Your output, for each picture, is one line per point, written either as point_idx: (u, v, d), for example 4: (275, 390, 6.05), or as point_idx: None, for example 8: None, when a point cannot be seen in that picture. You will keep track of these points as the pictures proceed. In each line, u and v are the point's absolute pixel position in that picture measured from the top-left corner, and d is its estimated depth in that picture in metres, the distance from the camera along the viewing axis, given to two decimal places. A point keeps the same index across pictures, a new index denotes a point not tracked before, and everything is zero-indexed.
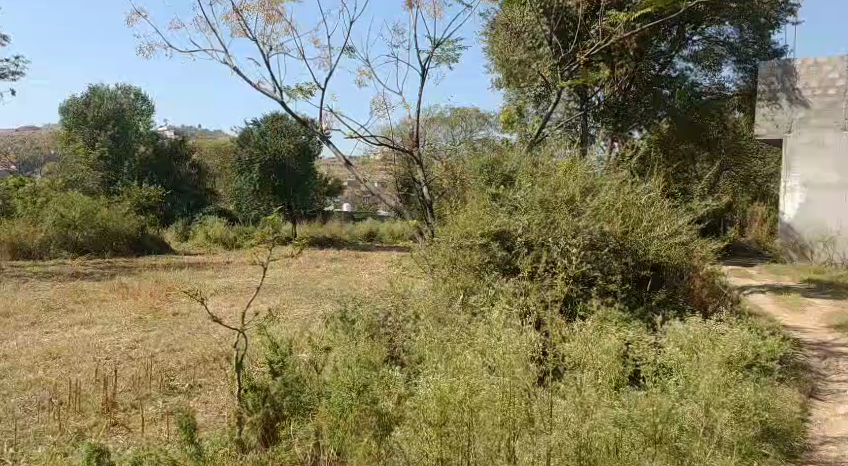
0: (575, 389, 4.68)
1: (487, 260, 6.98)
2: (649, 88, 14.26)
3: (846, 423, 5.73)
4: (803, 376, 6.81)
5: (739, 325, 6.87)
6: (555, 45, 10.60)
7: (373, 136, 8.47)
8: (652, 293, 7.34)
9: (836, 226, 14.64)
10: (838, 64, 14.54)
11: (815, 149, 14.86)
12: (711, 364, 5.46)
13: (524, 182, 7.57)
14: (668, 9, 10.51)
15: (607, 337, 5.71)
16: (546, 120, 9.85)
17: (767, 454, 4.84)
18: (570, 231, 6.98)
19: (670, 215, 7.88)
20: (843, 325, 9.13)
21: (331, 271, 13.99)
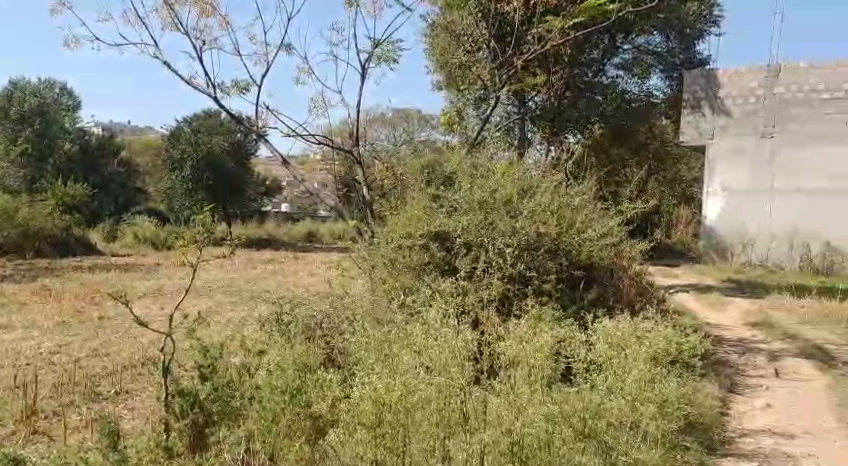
0: (509, 388, 4.74)
1: (426, 261, 6.97)
2: (583, 94, 14.57)
3: (761, 416, 5.98)
4: (723, 372, 7.08)
5: (664, 323, 7.09)
6: (494, 50, 10.78)
7: (312, 134, 8.36)
8: (584, 292, 7.47)
9: (755, 228, 15.30)
10: (758, 75, 15.30)
11: (736, 156, 15.53)
12: (638, 360, 5.65)
13: (463, 183, 7.62)
14: (601, 18, 10.78)
15: (541, 335, 5.80)
16: (484, 123, 9.92)
17: (689, 446, 5.02)
18: (507, 231, 7.06)
19: (602, 218, 8.09)
20: (761, 322, 9.54)
21: (268, 273, 13.83)
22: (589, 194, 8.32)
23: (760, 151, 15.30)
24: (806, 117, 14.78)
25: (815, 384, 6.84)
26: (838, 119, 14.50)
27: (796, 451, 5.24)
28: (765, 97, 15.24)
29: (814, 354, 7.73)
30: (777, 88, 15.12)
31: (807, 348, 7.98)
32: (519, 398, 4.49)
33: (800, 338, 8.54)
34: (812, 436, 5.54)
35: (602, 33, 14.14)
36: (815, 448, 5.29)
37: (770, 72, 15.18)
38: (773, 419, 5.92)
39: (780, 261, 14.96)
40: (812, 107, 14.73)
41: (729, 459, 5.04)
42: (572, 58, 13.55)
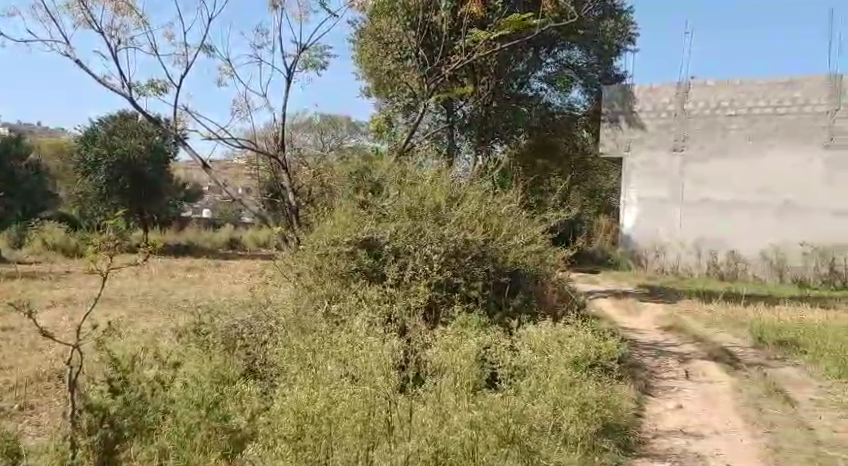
0: (435, 395, 4.68)
1: (353, 268, 6.81)
2: (509, 105, 14.80)
3: (673, 417, 6.18)
4: (638, 374, 7.28)
5: (584, 328, 7.23)
6: (422, 58, 10.76)
7: (236, 139, 8.15)
8: (510, 298, 7.54)
9: (667, 236, 15.84)
10: (670, 91, 15.86)
11: (649, 169, 16.09)
12: (559, 364, 5.74)
13: (392, 190, 7.59)
14: (526, 30, 10.91)
15: (467, 341, 5.80)
16: (413, 130, 9.91)
17: (607, 448, 5.13)
18: (436, 238, 7.02)
19: (528, 225, 8.26)
20: (674, 326, 9.87)
21: (187, 281, 13.40)
22: (515, 201, 8.45)
23: (671, 165, 15.82)
24: (712, 132, 15.34)
25: (723, 385, 7.10)
26: (741, 134, 15.00)
27: (704, 450, 5.42)
28: (677, 113, 15.78)
29: (721, 357, 8.03)
30: (688, 103, 15.68)
31: (716, 350, 8.28)
32: (444, 405, 4.49)
33: (708, 341, 8.88)
34: (720, 435, 5.74)
35: (528, 47, 14.42)
36: (724, 446, 5.48)
37: (682, 88, 15.74)
38: (683, 420, 6.12)
39: (689, 266, 15.56)
40: (718, 121, 15.28)
41: (645, 460, 5.18)
42: (499, 68, 13.72)
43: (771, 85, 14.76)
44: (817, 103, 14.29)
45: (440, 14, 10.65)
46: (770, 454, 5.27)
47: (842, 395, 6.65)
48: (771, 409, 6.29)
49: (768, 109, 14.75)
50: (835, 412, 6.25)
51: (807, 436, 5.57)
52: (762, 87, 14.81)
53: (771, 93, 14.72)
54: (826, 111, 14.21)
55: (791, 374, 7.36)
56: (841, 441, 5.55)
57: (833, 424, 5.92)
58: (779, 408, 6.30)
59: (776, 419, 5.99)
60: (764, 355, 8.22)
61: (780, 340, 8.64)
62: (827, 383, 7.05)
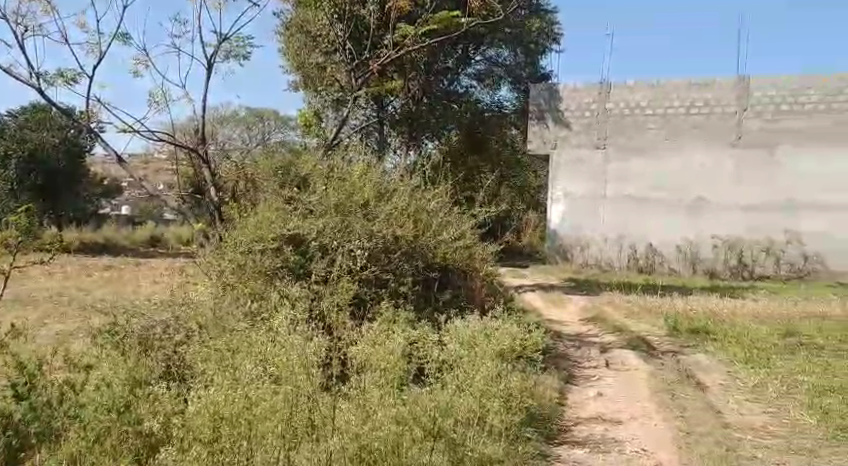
0: (359, 392, 4.66)
1: (279, 265, 6.59)
2: (439, 102, 14.94)
3: (593, 405, 6.35)
4: (561, 365, 7.42)
5: (509, 321, 7.31)
6: (348, 52, 10.61)
7: (153, 132, 7.89)
8: (439, 294, 7.60)
9: (590, 231, 16.01)
10: (592, 91, 16.16)
11: (576, 165, 16.20)
12: (485, 357, 5.78)
13: (318, 185, 7.38)
14: (453, 26, 10.98)
15: (394, 338, 5.77)
16: (341, 126, 9.75)
17: (531, 437, 5.22)
18: (364, 234, 6.91)
19: (456, 221, 8.36)
20: (596, 317, 10.14)
21: (104, 280, 12.87)
22: (444, 197, 8.50)
23: (594, 163, 16.05)
24: (632, 130, 15.73)
25: (640, 372, 7.31)
26: (659, 133, 15.48)
27: (621, 436, 5.58)
28: (598, 111, 16.06)
29: (639, 346, 8.30)
30: (608, 103, 16.02)
31: (634, 340, 8.53)
32: (368, 401, 4.46)
33: (628, 331, 9.15)
34: (636, 421, 5.92)
35: (456, 44, 14.65)
36: (639, 432, 5.66)
37: (603, 88, 16.07)
38: (602, 407, 6.29)
39: (611, 261, 15.81)
40: (637, 120, 15.71)
41: (565, 448, 5.28)
42: (428, 64, 13.87)
43: (685, 86, 15.31)
44: (726, 104, 14.89)
45: (367, 8, 10.63)
46: (680, 437, 5.45)
47: (749, 379, 6.96)
48: (684, 394, 6.53)
49: (681, 109, 15.32)
50: (742, 395, 6.52)
51: (715, 419, 5.78)
52: (676, 88, 15.37)
53: (684, 94, 15.31)
54: (734, 112, 14.82)
55: (703, 361, 7.65)
56: (746, 423, 5.81)
57: (739, 407, 6.20)
58: (691, 393, 6.53)
59: (687, 404, 6.21)
60: (678, 343, 8.53)
61: (693, 328, 9.00)
62: (736, 368, 7.36)
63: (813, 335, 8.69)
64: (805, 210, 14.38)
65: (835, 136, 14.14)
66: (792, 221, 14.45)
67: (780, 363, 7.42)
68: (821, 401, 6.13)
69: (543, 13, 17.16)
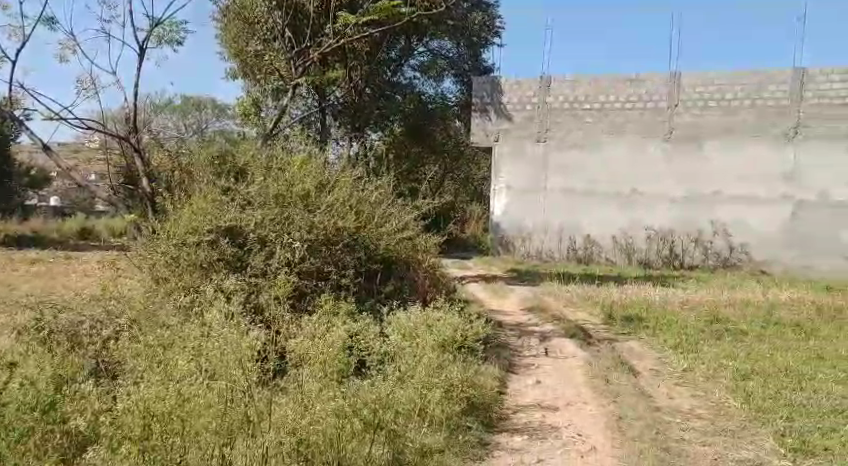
0: (297, 386, 4.59)
1: (215, 258, 6.41)
2: (381, 94, 14.89)
3: (531, 392, 6.45)
4: (502, 354, 7.50)
5: (452, 311, 7.33)
6: (287, 41, 10.42)
7: (82, 120, 7.64)
8: (381, 286, 7.54)
9: (531, 223, 16.20)
10: (532, 84, 16.28)
11: (518, 158, 16.34)
12: (427, 349, 5.79)
13: (256, 176, 7.20)
14: (394, 17, 10.91)
15: (334, 330, 5.69)
16: (281, 115, 9.56)
17: (471, 426, 5.25)
18: (305, 226, 6.76)
19: (398, 212, 8.32)
20: (535, 307, 10.29)
21: (32, 274, 12.37)
22: (386, 188, 8.45)
23: (535, 155, 16.22)
24: (572, 124, 15.95)
25: (576, 360, 7.45)
26: (597, 127, 15.74)
27: (558, 422, 5.67)
28: (539, 106, 16.18)
29: (576, 334, 8.45)
30: (549, 97, 16.17)
31: (572, 328, 8.68)
32: (307, 395, 4.40)
33: (566, 319, 9.31)
34: (572, 407, 6.02)
35: (399, 35, 14.59)
36: (576, 417, 5.76)
37: (543, 81, 16.20)
38: (540, 395, 6.38)
39: (552, 252, 16.05)
40: (577, 114, 15.92)
41: (504, 435, 5.34)
42: (371, 55, 13.77)
43: (621, 81, 15.60)
44: (658, 99, 15.27)
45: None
46: (614, 422, 5.57)
47: (678, 364, 7.16)
48: (617, 379, 6.68)
49: (617, 104, 15.62)
50: (672, 380, 6.71)
51: (646, 403, 5.94)
52: (613, 83, 15.65)
53: (620, 90, 15.61)
54: (666, 107, 15.22)
55: (636, 348, 7.84)
56: (675, 406, 5.98)
57: (669, 391, 6.38)
58: (624, 379, 6.69)
59: (621, 389, 6.36)
60: (614, 330, 8.72)
61: (627, 317, 9.23)
62: (667, 354, 7.56)
63: (739, 321, 8.99)
64: (731, 201, 14.76)
65: (760, 130, 14.50)
66: (719, 213, 14.85)
67: (708, 349, 7.66)
68: (744, 384, 6.35)
69: (485, 7, 17.24)
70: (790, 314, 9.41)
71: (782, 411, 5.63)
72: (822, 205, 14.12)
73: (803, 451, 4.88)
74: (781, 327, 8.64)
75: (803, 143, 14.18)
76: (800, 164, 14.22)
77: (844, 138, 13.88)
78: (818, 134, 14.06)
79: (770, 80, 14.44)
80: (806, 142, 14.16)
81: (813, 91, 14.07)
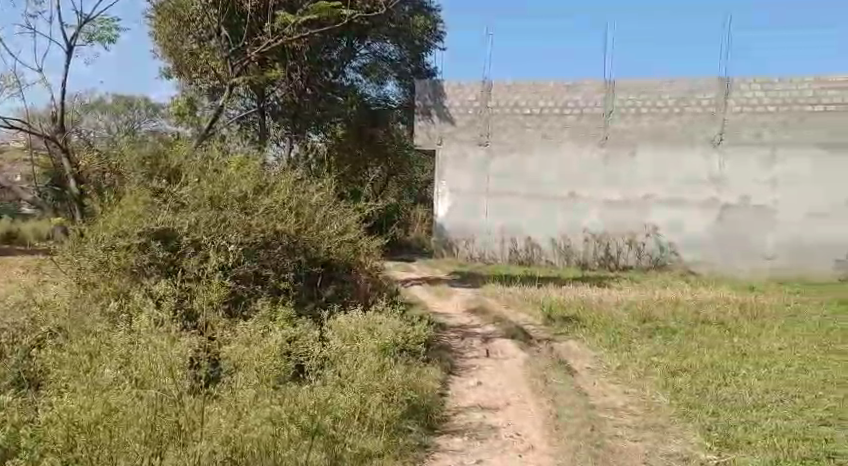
0: (231, 393, 4.48)
1: (146, 262, 6.20)
2: (323, 95, 14.71)
3: (472, 393, 6.46)
4: (444, 356, 7.49)
5: (393, 314, 7.27)
6: (224, 39, 10.21)
7: (6, 119, 7.34)
8: (322, 289, 7.44)
9: (474, 226, 16.28)
10: (475, 89, 16.34)
11: (460, 161, 16.41)
12: (366, 352, 5.72)
13: (190, 178, 7.01)
14: (334, 18, 10.82)
15: (270, 335, 5.56)
16: (217, 115, 9.35)
17: (411, 429, 5.19)
18: (241, 228, 6.62)
19: (340, 216, 8.24)
20: (478, 308, 10.34)
21: None
22: (327, 190, 8.36)
23: (477, 159, 16.32)
24: (512, 128, 16.13)
25: (516, 360, 7.51)
26: (537, 132, 15.97)
27: (498, 423, 5.69)
28: (481, 111, 16.30)
29: (517, 334, 8.53)
30: (490, 101, 16.28)
31: (512, 328, 8.75)
32: (240, 402, 4.30)
33: (507, 320, 9.39)
34: (512, 407, 6.06)
35: (339, 36, 14.51)
36: (515, 417, 5.79)
37: (484, 86, 16.33)
38: (481, 395, 6.40)
39: (494, 254, 16.15)
40: (517, 119, 16.10)
41: (444, 437, 5.32)
42: (311, 56, 13.79)
43: (559, 87, 15.88)
44: (595, 105, 15.62)
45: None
46: (551, 421, 5.63)
47: (612, 362, 7.29)
48: (555, 378, 6.76)
49: (556, 109, 15.87)
50: (606, 378, 6.83)
51: (582, 401, 6.01)
52: (551, 89, 15.92)
53: (557, 95, 15.86)
54: (602, 113, 15.56)
55: (573, 347, 7.95)
56: (609, 403, 6.08)
57: (605, 388, 6.49)
58: (560, 378, 6.78)
59: (559, 388, 6.44)
60: (553, 330, 8.83)
61: (566, 317, 9.37)
62: (603, 352, 7.69)
63: (669, 320, 9.23)
64: (663, 204, 15.17)
65: (688, 137, 15.02)
66: (652, 214, 15.22)
67: (640, 347, 7.83)
68: (673, 380, 6.50)
69: (426, 11, 17.29)
70: (719, 313, 9.73)
71: (708, 406, 5.79)
72: (745, 208, 14.68)
73: (728, 445, 5.00)
74: (709, 325, 8.93)
75: (728, 150, 14.74)
76: (726, 169, 14.77)
77: (766, 145, 14.53)
78: (744, 141, 14.66)
79: (696, 89, 14.93)
80: (731, 148, 14.73)
81: (736, 99, 14.64)
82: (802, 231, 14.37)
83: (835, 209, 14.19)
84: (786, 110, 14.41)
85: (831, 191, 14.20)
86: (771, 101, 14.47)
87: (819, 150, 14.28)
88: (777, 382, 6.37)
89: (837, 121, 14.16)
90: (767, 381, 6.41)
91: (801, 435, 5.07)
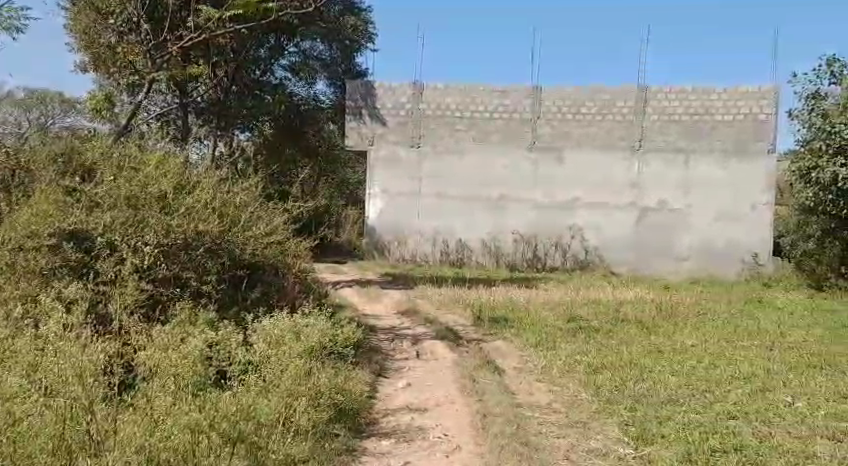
0: (147, 401, 4.28)
1: (58, 264, 5.87)
2: (251, 92, 14.86)
3: (400, 395, 6.42)
4: (374, 358, 7.43)
5: (320, 316, 7.17)
6: (145, 33, 9.81)
7: None
8: (247, 292, 7.28)
9: (405, 227, 16.18)
10: (406, 91, 16.22)
11: (391, 163, 16.27)
12: (293, 356, 5.61)
13: (105, 176, 6.69)
14: (260, 15, 10.60)
15: (190, 340, 5.36)
16: (136, 111, 8.95)
17: (339, 434, 5.11)
18: (160, 229, 6.37)
19: (266, 216, 8.07)
20: (409, 310, 10.32)
21: None
22: (253, 190, 8.15)
23: (409, 160, 16.21)
24: (442, 130, 16.14)
25: (446, 362, 7.51)
26: (467, 134, 16.05)
27: (426, 424, 5.67)
28: (412, 113, 16.19)
29: (447, 335, 8.55)
30: (422, 103, 16.20)
31: (442, 330, 8.76)
32: (157, 410, 4.11)
33: (438, 322, 9.40)
34: (440, 408, 6.05)
35: (266, 33, 14.24)
36: (443, 418, 5.79)
37: (416, 88, 16.21)
38: (409, 397, 6.37)
39: (426, 255, 16.10)
40: (446, 121, 16.13)
41: (372, 440, 5.26)
42: (237, 52, 13.49)
43: (489, 91, 15.99)
44: (523, 108, 15.84)
45: None
46: (478, 421, 5.64)
47: (538, 362, 7.38)
48: (484, 379, 6.81)
49: (486, 113, 16.00)
50: (533, 377, 6.91)
51: (508, 400, 6.06)
52: (481, 92, 16.01)
53: (486, 99, 16.00)
54: (529, 118, 15.82)
55: (502, 348, 8.02)
56: (534, 402, 6.15)
57: (532, 387, 6.57)
58: (489, 378, 6.81)
59: (486, 388, 6.48)
60: (482, 331, 8.89)
61: (494, 317, 9.45)
62: (530, 351, 7.79)
63: (592, 319, 9.43)
64: (586, 207, 15.56)
65: (609, 142, 15.45)
66: (577, 216, 15.58)
67: (565, 346, 7.97)
68: (595, 377, 6.64)
69: (357, 11, 17.16)
70: (638, 311, 10.02)
71: (626, 402, 5.92)
72: (661, 212, 15.22)
73: (644, 439, 5.11)
74: (629, 324, 9.19)
75: (646, 156, 15.28)
76: (646, 173, 15.27)
77: (680, 152, 15.14)
78: (660, 146, 15.22)
79: (617, 98, 15.43)
80: (649, 154, 15.27)
81: (654, 106, 15.26)
82: (714, 233, 14.97)
83: (742, 214, 14.84)
84: (698, 120, 15.07)
85: (739, 197, 14.86)
86: (685, 109, 15.13)
87: (729, 156, 14.91)
88: (690, 378, 6.59)
89: (745, 130, 14.82)
90: (681, 377, 6.61)
91: (711, 428, 5.22)
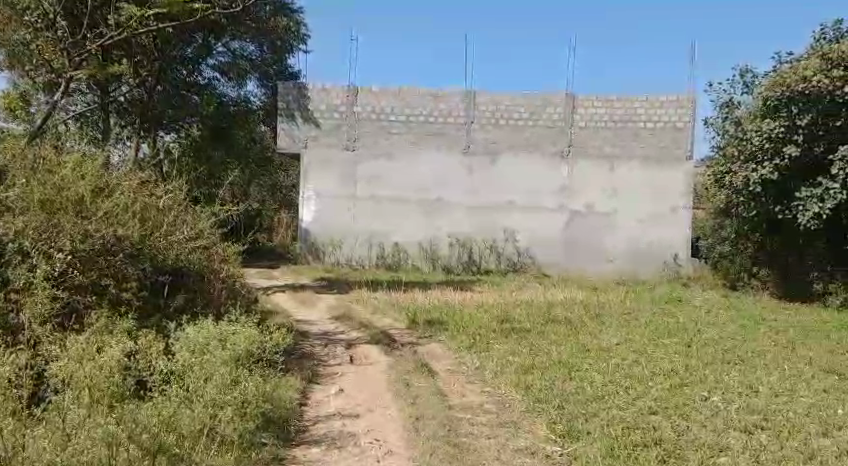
0: (60, 414, 4.11)
1: None
2: (177, 92, 14.54)
3: (333, 402, 6.33)
4: (306, 364, 7.31)
5: (249, 323, 7.00)
6: (63, 31, 9.44)
7: None
8: (171, 299, 7.05)
9: (340, 231, 16.01)
10: (340, 94, 16.11)
11: (326, 166, 16.08)
12: (217, 364, 5.46)
13: (17, 179, 6.34)
14: (187, 13, 10.35)
15: (108, 350, 5.16)
16: (52, 112, 8.57)
17: (266, 442, 4.96)
18: (77, 234, 6.09)
19: (189, 218, 7.91)
20: (343, 315, 10.20)
21: None
22: (178, 193, 7.93)
23: (343, 163, 16.06)
24: (376, 134, 16.08)
25: (379, 367, 7.45)
26: (400, 137, 16.03)
27: (357, 430, 5.61)
28: (347, 115, 16.07)
29: (381, 340, 8.49)
30: (356, 106, 16.12)
31: (377, 334, 8.70)
32: (70, 423, 3.95)
33: (372, 326, 9.33)
34: (372, 413, 5.99)
35: (193, 32, 13.91)
36: (375, 424, 5.73)
37: (350, 91, 16.15)
38: (342, 403, 6.29)
39: (362, 259, 15.97)
40: (380, 124, 16.09)
41: (301, 448, 5.14)
42: (161, 50, 13.20)
43: (422, 95, 16.06)
44: (457, 112, 15.97)
45: None
46: (409, 425, 5.60)
47: (471, 364, 7.41)
48: (417, 383, 6.78)
49: (420, 116, 16.03)
50: (466, 379, 6.93)
51: (440, 403, 6.06)
52: (414, 96, 16.07)
53: (419, 103, 16.06)
54: (463, 122, 15.95)
55: (435, 352, 8.01)
56: (466, 403, 6.17)
57: (464, 389, 6.60)
58: (423, 382, 6.79)
59: (418, 392, 6.46)
60: (416, 335, 8.88)
61: (428, 321, 9.44)
62: (462, 354, 7.82)
63: (523, 321, 9.54)
64: (519, 210, 15.77)
65: (539, 146, 15.74)
66: (510, 219, 15.77)
67: (497, 348, 8.03)
68: (525, 378, 6.71)
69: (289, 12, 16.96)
70: (566, 312, 10.19)
71: (555, 401, 6.00)
72: (589, 215, 15.57)
73: (570, 436, 5.20)
74: (559, 324, 9.33)
75: (575, 161, 15.62)
76: (575, 177, 15.62)
77: (607, 157, 15.55)
78: (588, 151, 15.60)
79: (547, 104, 15.79)
80: (578, 158, 15.62)
81: (582, 114, 15.72)
82: (642, 233, 15.40)
83: (666, 215, 15.34)
84: (624, 126, 15.54)
85: (662, 200, 15.34)
86: (611, 116, 15.61)
87: (653, 160, 15.42)
88: (616, 376, 6.75)
89: (668, 135, 15.37)
90: (606, 375, 6.75)
91: (633, 424, 5.34)
